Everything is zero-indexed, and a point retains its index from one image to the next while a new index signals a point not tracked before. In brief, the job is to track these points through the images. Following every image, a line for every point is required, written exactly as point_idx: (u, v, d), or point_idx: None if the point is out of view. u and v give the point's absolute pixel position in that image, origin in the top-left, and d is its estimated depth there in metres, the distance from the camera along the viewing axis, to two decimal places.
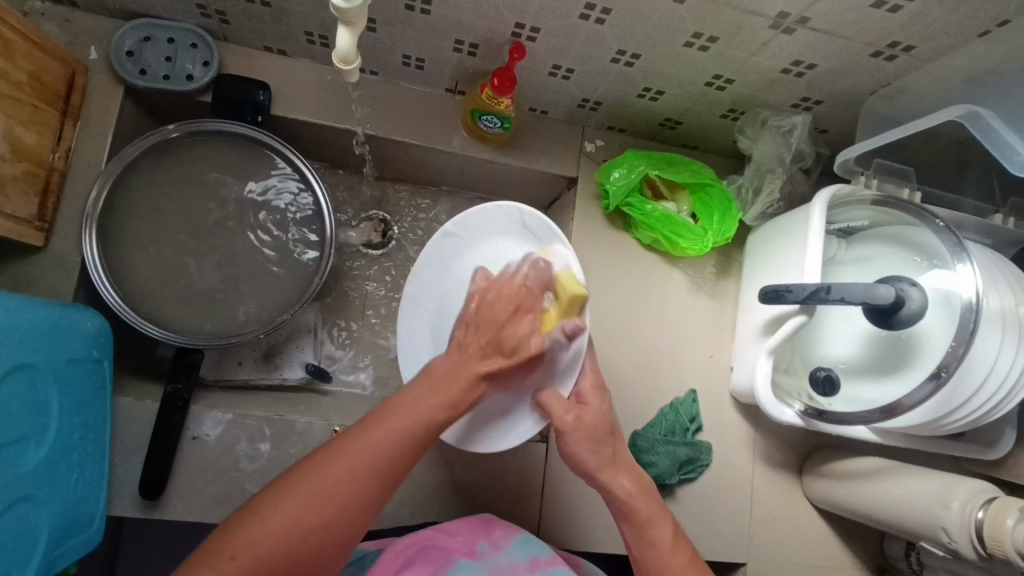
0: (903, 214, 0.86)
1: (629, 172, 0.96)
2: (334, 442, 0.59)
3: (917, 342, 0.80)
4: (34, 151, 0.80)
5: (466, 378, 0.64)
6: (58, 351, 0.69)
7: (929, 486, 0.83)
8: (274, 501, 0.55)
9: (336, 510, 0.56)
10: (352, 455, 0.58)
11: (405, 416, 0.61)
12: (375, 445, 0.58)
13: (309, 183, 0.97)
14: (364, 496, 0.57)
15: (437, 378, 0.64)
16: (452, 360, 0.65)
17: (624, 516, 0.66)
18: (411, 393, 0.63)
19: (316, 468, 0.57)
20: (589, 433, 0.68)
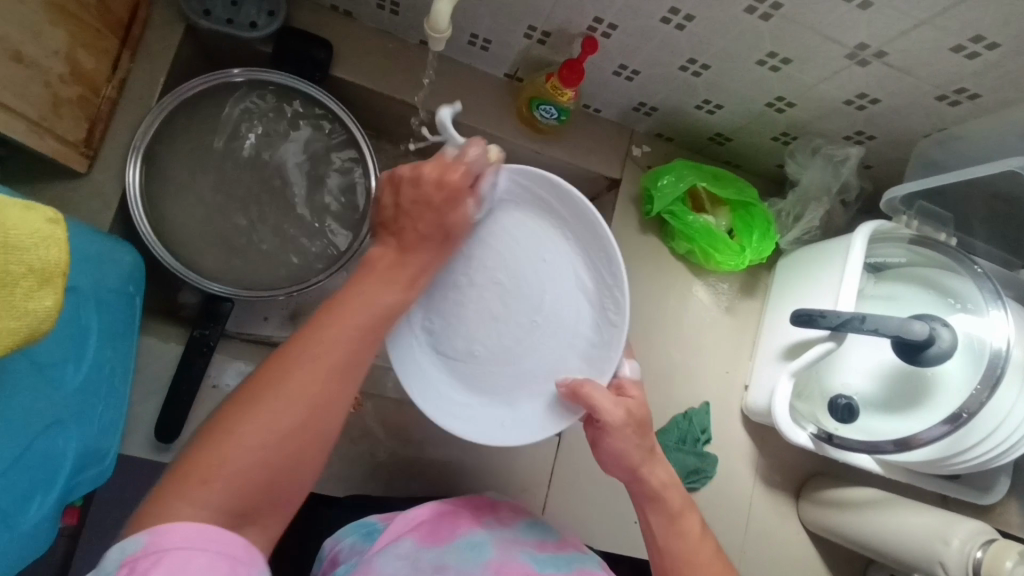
0: (938, 255, 0.88)
1: (678, 180, 0.98)
2: (283, 346, 0.54)
3: (937, 383, 0.82)
4: (92, 76, 0.78)
5: (391, 262, 0.61)
6: (102, 281, 0.68)
7: (928, 521, 0.86)
8: (240, 414, 0.50)
9: (308, 414, 0.52)
10: (304, 355, 0.53)
11: (365, 311, 0.57)
12: (331, 344, 0.54)
13: (361, 149, 0.96)
14: (332, 392, 0.53)
15: (380, 270, 0.60)
16: (427, 253, 0.62)
17: (659, 508, 0.66)
18: (361, 285, 0.58)
19: (282, 376, 0.52)
20: (637, 428, 0.66)
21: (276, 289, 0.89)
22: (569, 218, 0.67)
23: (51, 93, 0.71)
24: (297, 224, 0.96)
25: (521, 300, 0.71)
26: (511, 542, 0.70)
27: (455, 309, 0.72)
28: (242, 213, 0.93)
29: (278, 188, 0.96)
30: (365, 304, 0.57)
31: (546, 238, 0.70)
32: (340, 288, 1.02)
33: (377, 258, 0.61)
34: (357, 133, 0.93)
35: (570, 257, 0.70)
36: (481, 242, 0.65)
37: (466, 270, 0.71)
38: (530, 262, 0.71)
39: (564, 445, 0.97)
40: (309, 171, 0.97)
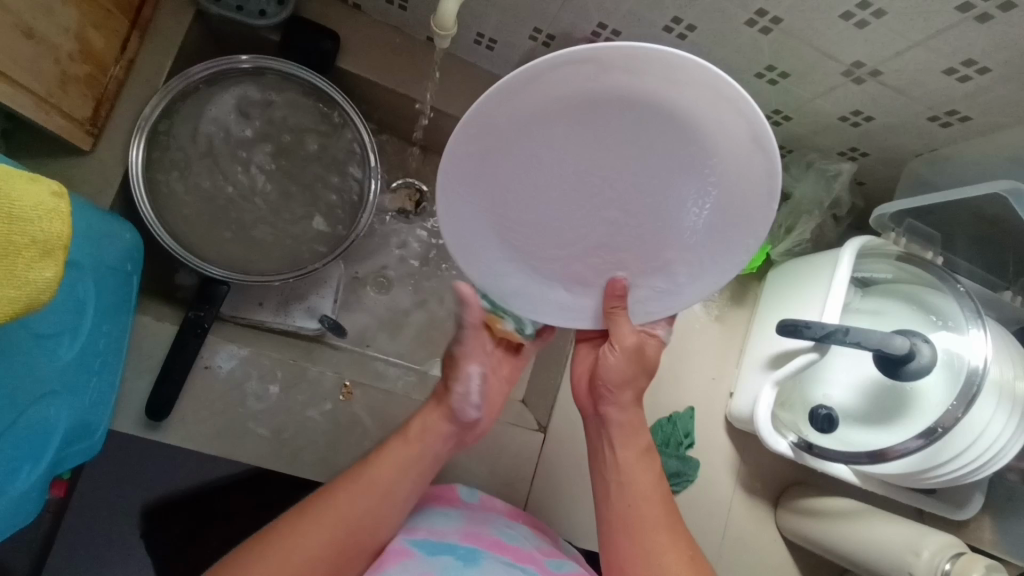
0: (924, 273, 0.89)
1: None
2: (321, 491, 0.66)
3: (915, 397, 0.84)
4: (100, 54, 0.79)
5: (435, 419, 0.75)
6: (102, 258, 0.69)
7: (897, 534, 0.88)
8: (291, 530, 0.62)
9: (324, 561, 0.61)
10: (337, 504, 0.64)
11: (388, 471, 0.69)
12: (395, 468, 0.69)
13: (361, 140, 0.97)
14: (350, 543, 0.64)
15: (413, 431, 0.73)
16: (435, 416, 0.75)
17: None
18: (393, 445, 0.71)
19: (301, 528, 0.62)
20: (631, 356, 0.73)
21: (272, 274, 0.90)
22: (604, 70, 0.51)
23: (59, 69, 0.72)
24: (293, 198, 0.99)
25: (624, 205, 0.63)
26: (482, 518, 0.74)
27: (534, 188, 0.62)
28: (239, 189, 0.95)
29: (268, 160, 0.97)
30: (426, 449, 0.73)
31: (614, 55, 0.49)
32: (335, 277, 1.03)
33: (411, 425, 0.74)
34: (349, 109, 0.93)
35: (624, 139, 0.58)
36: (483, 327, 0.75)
37: (498, 182, 0.60)
38: (610, 135, 0.58)
39: (549, 442, 0.99)
40: (296, 138, 0.98)
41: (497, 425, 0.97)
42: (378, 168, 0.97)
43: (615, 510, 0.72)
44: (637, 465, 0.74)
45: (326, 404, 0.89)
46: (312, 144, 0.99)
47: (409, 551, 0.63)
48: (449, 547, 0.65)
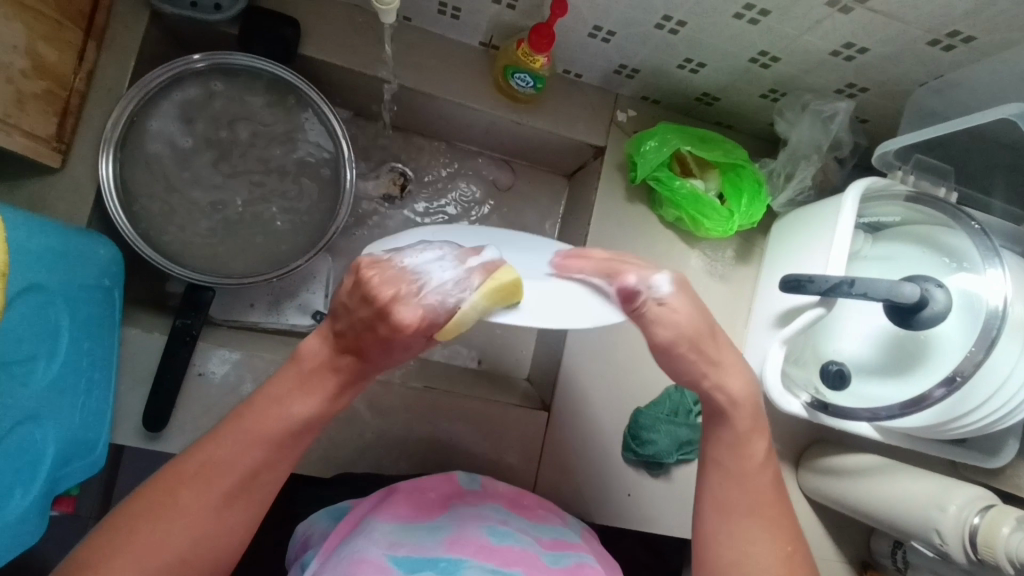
0: (936, 212, 0.84)
1: (661, 145, 0.94)
2: (198, 445, 0.53)
3: (931, 346, 0.79)
4: (55, 68, 0.78)
5: (331, 381, 0.55)
6: (74, 277, 0.68)
7: (921, 490, 0.84)
8: (162, 506, 0.50)
9: (198, 544, 0.51)
10: (211, 463, 0.52)
11: (274, 421, 0.54)
12: (246, 456, 0.53)
13: (331, 129, 0.94)
14: (231, 520, 0.52)
15: (304, 371, 0.55)
16: (326, 353, 0.55)
17: None
18: (278, 384, 0.55)
19: (171, 498, 0.50)
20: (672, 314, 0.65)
21: (256, 275, 0.89)
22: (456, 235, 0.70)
23: (14, 89, 0.71)
24: (258, 193, 0.97)
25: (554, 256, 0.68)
26: (471, 515, 0.69)
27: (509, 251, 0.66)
28: (202, 192, 0.93)
29: (222, 158, 0.94)
30: (330, 382, 0.55)
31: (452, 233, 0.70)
32: (323, 272, 1.02)
33: (306, 358, 0.55)
34: (316, 98, 0.91)
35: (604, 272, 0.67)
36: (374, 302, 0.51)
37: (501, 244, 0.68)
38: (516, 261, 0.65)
39: (554, 420, 0.97)
40: (245, 131, 0.95)
41: (498, 407, 0.96)
42: (350, 153, 0.94)
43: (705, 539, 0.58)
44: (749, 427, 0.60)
45: None
46: (261, 133, 0.96)
47: (390, 567, 0.57)
48: (430, 562, 0.60)
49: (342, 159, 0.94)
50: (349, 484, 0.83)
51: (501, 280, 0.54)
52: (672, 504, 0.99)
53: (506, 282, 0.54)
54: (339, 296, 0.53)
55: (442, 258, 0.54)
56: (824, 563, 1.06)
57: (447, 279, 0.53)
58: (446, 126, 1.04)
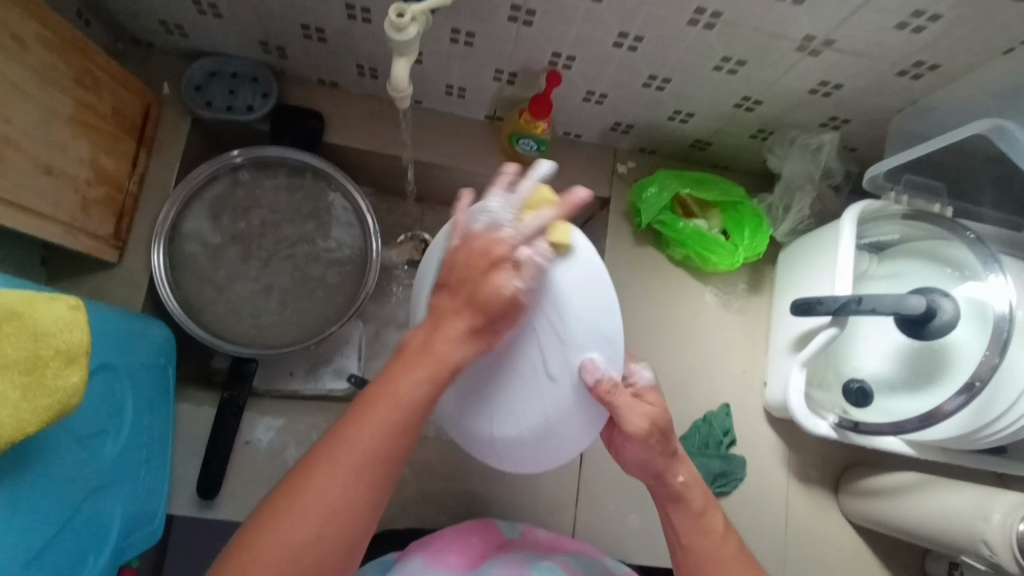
0: (933, 227, 0.88)
1: (662, 189, 1.00)
2: (326, 435, 0.52)
3: (947, 355, 0.81)
4: (114, 175, 0.88)
5: (446, 341, 0.56)
6: (136, 356, 0.76)
7: (964, 501, 0.83)
8: (291, 503, 0.49)
9: (330, 530, 0.49)
10: (336, 452, 0.51)
11: (394, 405, 0.53)
12: (369, 442, 0.51)
13: (357, 206, 1.03)
14: (359, 502, 0.51)
15: (414, 350, 0.56)
16: (435, 327, 0.57)
17: (682, 507, 0.68)
18: (395, 370, 0.55)
19: (296, 494, 0.50)
20: (657, 440, 0.67)
21: (295, 343, 0.96)
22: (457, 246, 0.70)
23: (80, 196, 0.81)
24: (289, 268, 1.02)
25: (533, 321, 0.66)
26: (515, 559, 0.73)
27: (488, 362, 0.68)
28: (238, 274, 0.99)
29: (252, 240, 1.00)
30: (435, 361, 0.55)
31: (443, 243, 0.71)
32: (356, 336, 1.07)
33: (410, 341, 0.57)
34: (343, 180, 1.00)
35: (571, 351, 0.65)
36: (486, 255, 0.57)
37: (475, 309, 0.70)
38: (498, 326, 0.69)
39: (587, 461, 0.99)
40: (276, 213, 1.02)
41: None
42: (375, 227, 1.02)
43: None
44: (690, 528, 0.68)
45: None
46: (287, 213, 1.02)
47: None
48: None
49: (368, 232, 1.02)
50: (394, 538, 0.86)
51: (530, 199, 0.62)
52: None
53: (558, 231, 0.63)
54: (450, 261, 0.59)
55: (499, 201, 0.61)
56: None
57: (497, 207, 0.60)
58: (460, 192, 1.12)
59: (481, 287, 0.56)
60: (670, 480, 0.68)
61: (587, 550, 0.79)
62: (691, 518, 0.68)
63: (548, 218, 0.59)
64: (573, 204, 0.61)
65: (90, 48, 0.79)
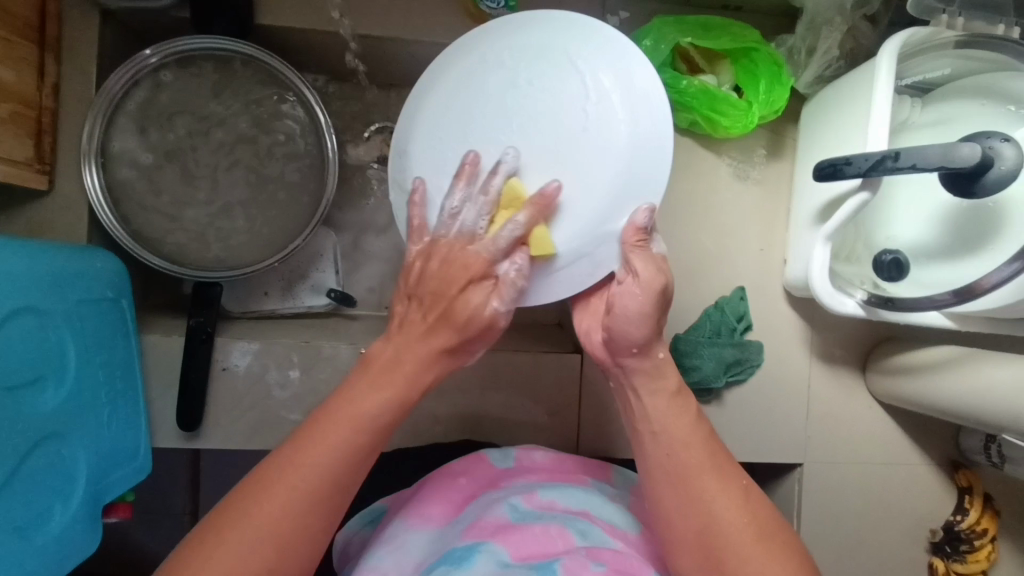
0: (993, 54, 0.71)
1: (659, 42, 0.83)
2: (279, 448, 0.54)
3: (1003, 214, 0.67)
4: (17, 89, 0.75)
5: (416, 355, 0.58)
6: (75, 292, 0.69)
7: (1004, 373, 0.75)
8: (239, 518, 0.51)
9: (279, 547, 0.51)
10: (288, 469, 0.53)
11: (345, 420, 0.55)
12: (318, 459, 0.53)
13: (306, 103, 0.91)
14: (309, 520, 0.52)
15: (374, 368, 0.58)
16: (395, 346, 0.59)
17: (667, 428, 0.63)
18: (353, 388, 0.57)
19: (244, 508, 0.51)
20: (654, 301, 0.62)
21: (261, 262, 0.88)
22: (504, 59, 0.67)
23: None
24: (240, 178, 0.91)
25: (582, 144, 0.65)
26: (496, 498, 0.67)
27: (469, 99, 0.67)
28: (186, 190, 0.89)
29: (195, 152, 0.90)
30: (403, 382, 0.57)
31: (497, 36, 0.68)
32: (329, 247, 0.99)
33: (374, 358, 0.59)
34: (286, 72, 0.87)
35: (610, 182, 0.65)
36: (452, 257, 0.59)
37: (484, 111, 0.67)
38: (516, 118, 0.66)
39: (589, 361, 0.92)
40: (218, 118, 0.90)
41: (530, 357, 0.91)
42: (330, 125, 0.91)
43: (694, 535, 0.59)
44: (667, 410, 0.64)
45: (349, 376, 0.87)
46: (228, 113, 0.90)
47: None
48: (448, 554, 0.58)
49: (320, 126, 0.91)
50: None
51: (501, 195, 0.63)
52: (727, 428, 0.94)
53: (538, 237, 0.62)
54: (408, 285, 0.61)
55: (462, 195, 0.62)
56: (907, 466, 0.99)
57: (467, 212, 0.61)
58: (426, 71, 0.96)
59: (460, 303, 0.58)
60: (651, 352, 0.64)
61: (581, 477, 0.73)
62: (666, 398, 0.64)
63: (523, 223, 0.60)
64: (546, 198, 0.62)
65: None
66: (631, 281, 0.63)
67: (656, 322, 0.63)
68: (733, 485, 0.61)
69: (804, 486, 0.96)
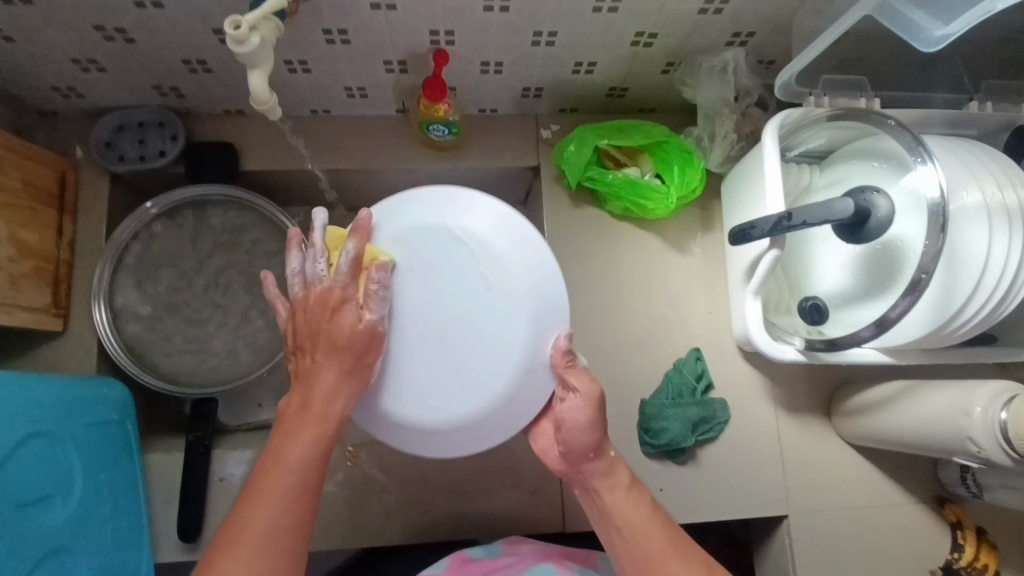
0: (860, 123, 0.84)
1: (582, 145, 0.97)
2: (233, 510, 0.62)
3: (895, 251, 0.77)
4: (39, 247, 0.88)
5: (323, 387, 0.66)
6: (84, 418, 0.77)
7: (943, 400, 0.80)
8: None
9: None
10: (244, 525, 0.60)
11: (281, 469, 0.63)
12: (262, 514, 0.60)
13: (284, 230, 1.03)
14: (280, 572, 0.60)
15: (291, 417, 0.66)
16: (320, 386, 0.66)
17: (623, 532, 0.70)
18: (281, 436, 0.65)
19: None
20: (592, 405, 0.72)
21: (249, 375, 0.97)
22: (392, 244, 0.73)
23: (5, 273, 0.81)
24: (229, 302, 1.01)
25: (481, 307, 0.72)
26: None
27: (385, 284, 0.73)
28: (181, 321, 0.99)
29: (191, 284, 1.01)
30: (315, 420, 0.65)
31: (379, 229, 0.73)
32: None
33: (285, 409, 0.68)
34: (266, 207, 1.01)
35: (522, 326, 0.72)
36: (328, 304, 0.67)
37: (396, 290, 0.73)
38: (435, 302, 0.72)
39: None
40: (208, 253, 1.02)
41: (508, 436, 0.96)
42: None
43: None
44: (625, 503, 0.72)
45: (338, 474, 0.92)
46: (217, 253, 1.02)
47: None
48: None
49: None
50: None
51: (363, 261, 0.70)
52: (705, 487, 0.97)
53: (370, 252, 0.71)
54: (295, 330, 0.69)
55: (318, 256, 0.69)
56: (894, 508, 1.00)
57: (302, 262, 0.70)
58: (392, 191, 1.10)
59: (332, 329, 0.66)
60: (605, 450, 0.74)
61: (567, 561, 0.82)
62: (622, 491, 0.72)
63: (353, 248, 0.68)
64: (366, 225, 0.70)
65: None
66: (573, 396, 0.73)
67: (600, 428, 0.73)
68: (694, 558, 0.68)
69: (793, 538, 0.97)
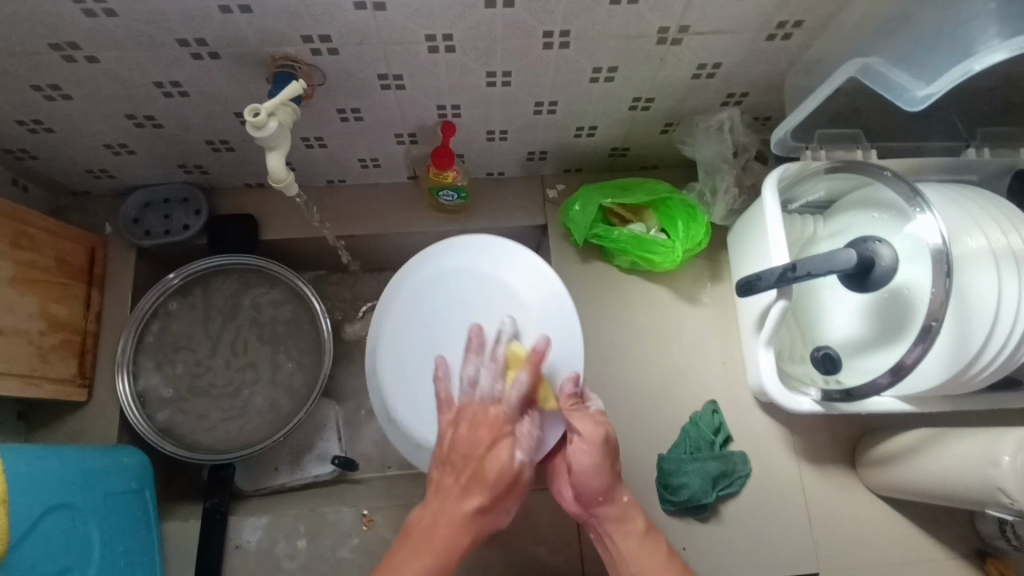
0: (859, 174, 0.85)
1: (587, 205, 1.00)
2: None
3: (904, 298, 0.76)
4: (68, 321, 0.92)
5: (453, 510, 0.67)
6: (104, 489, 0.78)
7: (970, 450, 0.77)
8: None
9: None
10: None
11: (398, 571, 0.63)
12: None
13: (300, 294, 1.05)
14: None
15: (418, 535, 0.67)
16: (429, 512, 0.68)
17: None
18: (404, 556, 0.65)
19: None
20: (597, 447, 0.73)
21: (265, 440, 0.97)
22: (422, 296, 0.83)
23: (35, 347, 0.85)
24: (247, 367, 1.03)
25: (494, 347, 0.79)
26: None
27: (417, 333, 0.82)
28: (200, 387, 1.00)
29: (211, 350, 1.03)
30: (442, 550, 0.65)
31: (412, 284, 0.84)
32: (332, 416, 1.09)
33: (415, 523, 0.68)
34: (281, 272, 1.03)
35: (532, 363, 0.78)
36: (483, 427, 0.70)
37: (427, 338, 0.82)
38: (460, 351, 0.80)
39: None
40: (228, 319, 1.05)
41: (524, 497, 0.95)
42: (321, 308, 1.04)
43: None
44: (641, 555, 0.74)
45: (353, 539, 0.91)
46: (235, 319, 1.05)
47: None
48: None
49: (315, 312, 1.04)
50: None
51: (506, 360, 0.76)
52: (728, 545, 0.94)
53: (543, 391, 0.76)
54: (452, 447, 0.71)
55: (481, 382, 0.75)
56: (930, 564, 0.95)
57: (475, 373, 0.75)
58: (405, 253, 1.14)
59: (487, 462, 0.68)
60: (616, 497, 0.76)
61: None
62: (634, 539, 0.75)
63: (527, 381, 0.72)
64: (540, 355, 0.75)
65: (19, 210, 0.83)
66: (576, 438, 0.74)
67: (609, 472, 0.74)
68: None
69: None
